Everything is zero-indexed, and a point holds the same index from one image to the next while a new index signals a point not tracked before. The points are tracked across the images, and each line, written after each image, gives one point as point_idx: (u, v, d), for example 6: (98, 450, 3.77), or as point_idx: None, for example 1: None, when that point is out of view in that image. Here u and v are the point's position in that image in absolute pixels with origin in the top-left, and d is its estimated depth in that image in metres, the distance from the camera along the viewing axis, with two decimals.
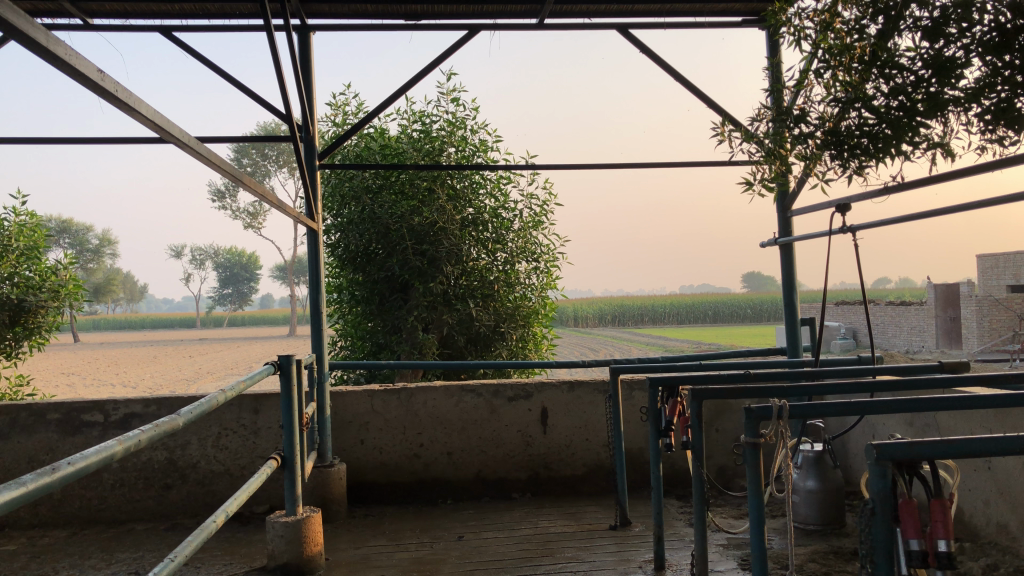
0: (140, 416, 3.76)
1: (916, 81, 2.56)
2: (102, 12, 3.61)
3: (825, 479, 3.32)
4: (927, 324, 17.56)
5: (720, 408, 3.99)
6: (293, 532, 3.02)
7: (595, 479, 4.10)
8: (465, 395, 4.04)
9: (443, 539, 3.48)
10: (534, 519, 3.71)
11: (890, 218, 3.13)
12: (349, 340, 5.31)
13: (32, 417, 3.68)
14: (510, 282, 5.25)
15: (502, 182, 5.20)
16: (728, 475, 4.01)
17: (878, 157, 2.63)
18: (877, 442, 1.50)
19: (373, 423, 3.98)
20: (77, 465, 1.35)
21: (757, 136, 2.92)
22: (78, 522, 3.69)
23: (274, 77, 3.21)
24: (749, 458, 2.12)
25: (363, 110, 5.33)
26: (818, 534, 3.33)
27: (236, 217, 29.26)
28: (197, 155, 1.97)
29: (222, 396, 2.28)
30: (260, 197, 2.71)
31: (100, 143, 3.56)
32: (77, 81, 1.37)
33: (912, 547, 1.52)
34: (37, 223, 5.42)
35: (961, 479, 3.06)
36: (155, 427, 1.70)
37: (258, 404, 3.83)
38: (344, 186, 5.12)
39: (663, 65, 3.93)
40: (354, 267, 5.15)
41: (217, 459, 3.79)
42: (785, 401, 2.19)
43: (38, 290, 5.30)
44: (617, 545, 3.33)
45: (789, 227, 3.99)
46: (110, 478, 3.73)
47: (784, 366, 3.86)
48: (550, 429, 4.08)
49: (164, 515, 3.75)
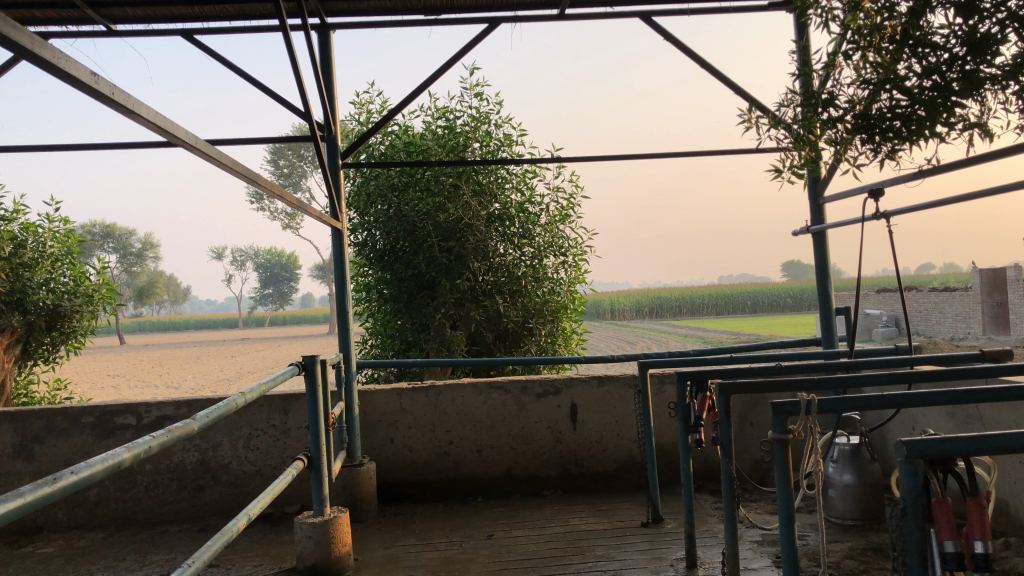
0: (171, 418, 3.79)
1: (951, 59, 2.47)
2: (125, 18, 3.63)
3: (862, 473, 3.24)
4: (972, 309, 17.12)
5: (753, 401, 3.91)
6: (320, 532, 3.01)
7: (628, 475, 4.05)
8: (493, 391, 4.00)
9: (473, 538, 3.45)
10: (565, 517, 3.66)
11: (924, 203, 3.02)
12: (378, 338, 5.33)
13: (66, 420, 3.72)
14: (538, 277, 5.21)
15: (528, 176, 5.16)
16: (763, 469, 3.93)
17: (912, 140, 2.53)
18: (907, 437, 1.43)
19: (403, 421, 3.96)
20: (81, 474, 1.32)
21: (786, 122, 2.83)
22: (114, 524, 3.73)
23: (292, 76, 3.20)
24: (778, 455, 2.04)
25: (387, 107, 5.30)
26: (856, 530, 3.23)
27: (274, 217, 29.39)
28: (208, 158, 1.96)
29: (242, 398, 2.26)
30: (280, 198, 2.69)
31: (126, 149, 3.58)
32: (70, 84, 1.35)
33: (948, 549, 1.43)
34: (72, 230, 5.46)
35: (1005, 471, 2.95)
36: (167, 432, 1.68)
37: (288, 404, 3.83)
38: (370, 185, 5.11)
39: (687, 52, 3.84)
40: (382, 264, 5.14)
41: (249, 460, 3.80)
42: (814, 395, 2.10)
43: (73, 296, 5.41)
44: (649, 543, 3.27)
45: (821, 214, 3.89)
46: (144, 480, 3.75)
47: (819, 357, 3.76)
48: (580, 425, 4.03)
49: (198, 516, 3.77)
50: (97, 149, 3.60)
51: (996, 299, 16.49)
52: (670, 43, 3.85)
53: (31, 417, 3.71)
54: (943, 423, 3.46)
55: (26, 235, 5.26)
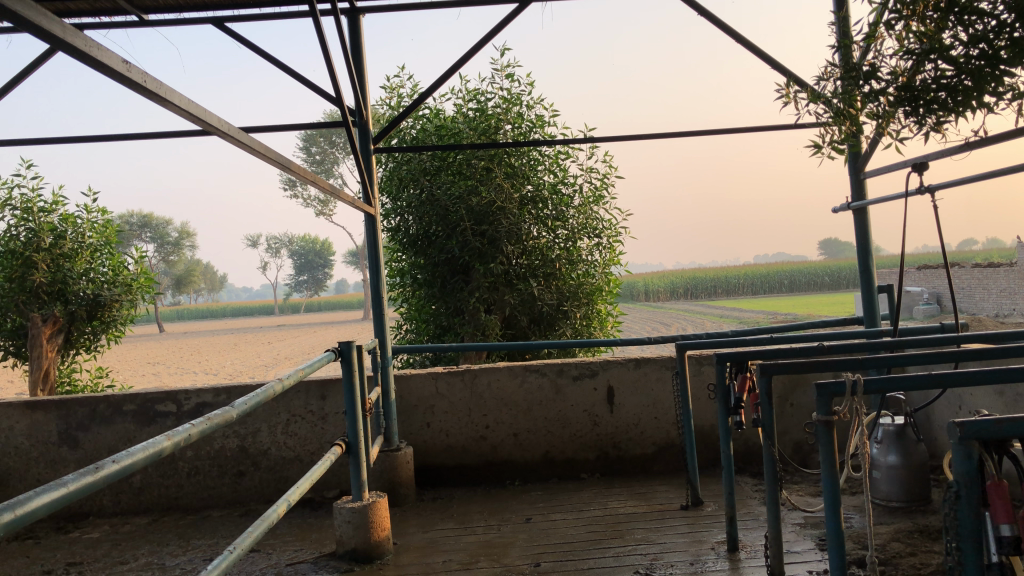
0: (211, 405, 3.82)
1: (998, 26, 2.36)
2: (156, 7, 3.64)
3: (907, 454, 3.16)
4: (1016, 286, 16.71)
5: (793, 382, 3.84)
6: (360, 517, 3.02)
7: (666, 458, 4.01)
8: (529, 374, 3.98)
9: (511, 521, 3.44)
10: (603, 500, 3.64)
11: (971, 177, 2.93)
12: (414, 323, 5.34)
13: (109, 408, 3.77)
14: (572, 259, 5.17)
15: (561, 157, 5.11)
16: (804, 450, 3.87)
17: (958, 111, 2.46)
18: (960, 420, 1.39)
19: (439, 406, 3.95)
20: (122, 463, 1.31)
21: (825, 96, 2.76)
22: (158, 509, 3.78)
23: (323, 61, 3.18)
24: (823, 437, 2.00)
25: (418, 91, 5.28)
26: (902, 512, 3.17)
27: (308, 204, 29.56)
28: (242, 146, 1.94)
29: (280, 384, 2.26)
30: (314, 184, 2.68)
31: (161, 138, 3.60)
32: (103, 73, 1.33)
33: (1004, 534, 1.39)
34: (110, 221, 5.51)
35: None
36: (206, 421, 1.68)
37: (325, 390, 3.84)
38: (402, 169, 5.10)
39: (723, 27, 3.76)
40: (415, 249, 5.15)
41: (288, 446, 3.83)
42: (860, 375, 2.05)
43: (113, 285, 5.47)
44: (688, 526, 3.23)
45: (862, 190, 3.79)
46: (186, 466, 3.80)
47: (861, 336, 3.69)
48: (616, 408, 4.00)
49: (239, 501, 3.81)
50: (133, 139, 3.62)
51: None
52: (705, 18, 3.77)
53: (75, 405, 3.77)
54: (990, 402, 3.37)
55: (65, 226, 5.32)
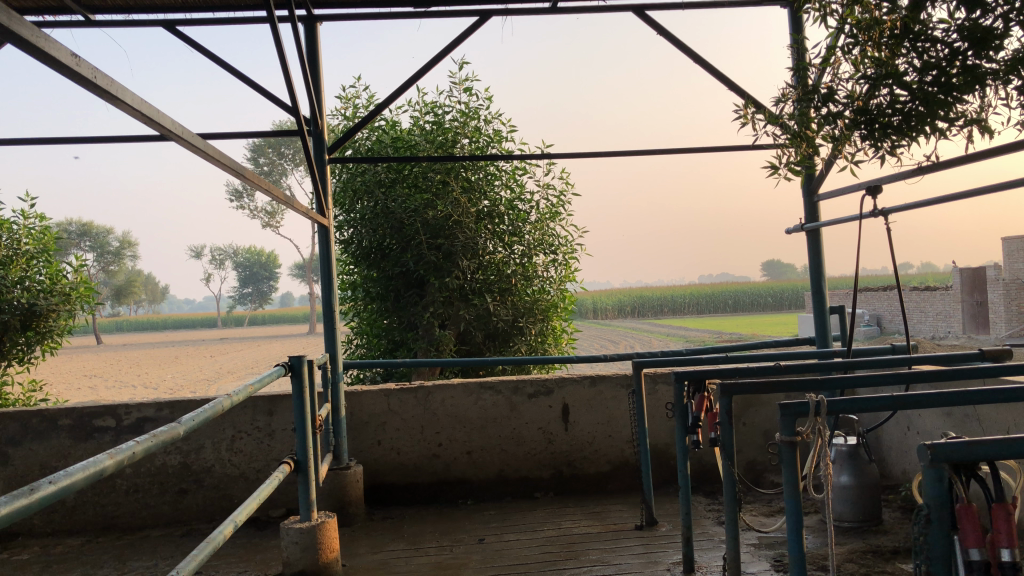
0: (153, 420, 3.67)
1: (952, 53, 2.37)
2: (104, 7, 3.52)
3: (859, 475, 3.19)
4: (952, 309, 17.21)
5: (749, 401, 3.86)
6: (309, 538, 2.92)
7: (620, 476, 3.99)
8: (484, 392, 3.92)
9: (464, 542, 3.37)
10: (558, 520, 3.59)
11: (924, 200, 2.98)
12: (365, 338, 5.22)
13: (44, 423, 3.60)
14: (528, 275, 5.14)
15: (518, 173, 5.08)
16: (758, 470, 3.88)
17: (911, 135, 2.43)
18: (931, 442, 1.36)
19: (391, 423, 3.86)
20: (59, 485, 1.22)
21: (782, 118, 2.73)
22: (93, 529, 3.61)
23: (279, 68, 3.10)
24: (787, 457, 1.97)
25: (374, 102, 5.21)
26: (854, 532, 3.19)
27: (254, 215, 29.07)
28: (196, 150, 1.86)
29: (229, 400, 2.16)
30: (267, 193, 2.60)
31: (107, 142, 3.47)
32: (51, 68, 1.25)
33: (973, 558, 1.36)
34: (48, 227, 5.33)
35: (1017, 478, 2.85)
36: (151, 439, 1.58)
37: (273, 405, 3.73)
38: (356, 181, 5.01)
39: (682, 48, 3.79)
40: (368, 262, 5.06)
41: (232, 463, 3.70)
42: (822, 395, 2.04)
43: (50, 294, 5.26)
44: (644, 546, 3.20)
45: (816, 212, 3.84)
46: (125, 484, 3.64)
47: (814, 356, 3.72)
48: (572, 426, 3.96)
49: (180, 521, 3.67)
50: (78, 143, 3.48)
51: (976, 298, 16.64)
52: (664, 38, 3.78)
53: (6, 420, 3.59)
54: (938, 422, 3.42)
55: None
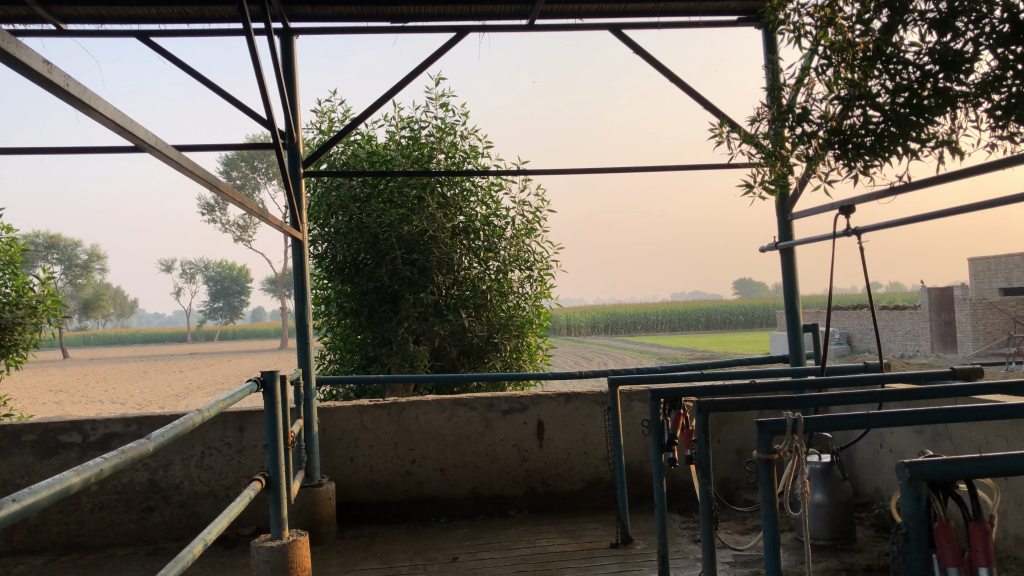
0: (119, 436, 3.60)
1: (923, 76, 2.39)
2: (76, 17, 3.47)
3: (833, 492, 3.19)
4: (920, 328, 17.47)
5: (723, 419, 3.88)
6: (278, 557, 2.87)
7: (594, 494, 3.97)
8: (458, 408, 3.89)
9: (437, 561, 3.33)
10: (532, 538, 3.56)
11: (896, 220, 3.02)
12: (338, 353, 5.17)
13: (7, 438, 3.51)
14: (503, 290, 5.13)
15: (493, 189, 5.08)
16: (731, 488, 3.88)
17: (883, 156, 2.45)
18: (910, 460, 1.35)
19: (364, 439, 3.82)
20: (23, 502, 1.18)
21: (757, 137, 2.75)
22: (56, 548, 3.52)
23: (255, 80, 3.07)
24: (763, 476, 1.97)
25: (349, 116, 5.18)
26: (828, 550, 3.19)
27: (226, 229, 28.75)
28: (170, 162, 1.83)
29: (199, 416, 2.12)
30: (240, 206, 2.57)
31: (78, 153, 3.41)
32: (21, 75, 1.22)
33: None
34: (14, 239, 5.22)
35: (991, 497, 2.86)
36: (121, 455, 1.55)
37: (244, 421, 3.67)
38: (331, 195, 4.98)
39: (658, 67, 3.82)
40: (342, 277, 5.01)
41: (201, 480, 3.63)
42: (798, 413, 2.04)
43: (15, 307, 5.15)
44: (619, 565, 3.18)
45: (789, 231, 3.87)
46: (90, 501, 3.56)
47: (787, 374, 3.73)
48: (546, 443, 3.94)
49: (146, 539, 3.59)
50: (46, 153, 3.42)
51: (944, 317, 16.91)
52: (640, 57, 3.81)
53: None
54: (910, 441, 3.45)
55: None
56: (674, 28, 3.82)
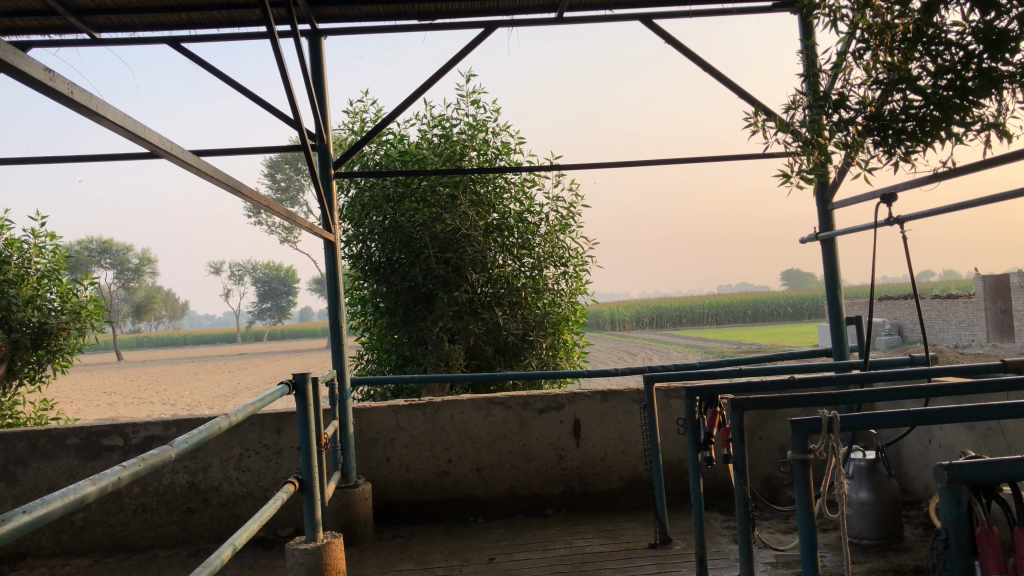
0: (160, 439, 3.64)
1: (966, 57, 2.28)
2: (109, 26, 3.51)
3: (879, 490, 3.08)
4: (975, 317, 17.00)
5: (763, 415, 3.78)
6: (313, 558, 2.87)
7: (633, 493, 3.91)
8: (494, 408, 3.86)
9: (473, 561, 3.30)
10: (569, 538, 3.52)
11: (939, 208, 2.91)
12: (375, 353, 5.18)
13: (52, 442, 3.57)
14: (538, 288, 5.08)
15: (526, 185, 5.03)
16: (773, 486, 3.80)
17: (925, 141, 2.33)
18: (949, 462, 1.26)
19: (400, 439, 3.81)
20: (34, 514, 1.17)
21: (793, 126, 2.63)
22: (101, 549, 3.58)
23: (280, 82, 3.07)
24: (799, 477, 1.88)
25: (381, 116, 5.18)
26: (874, 550, 3.09)
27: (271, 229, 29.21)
28: (188, 166, 1.82)
29: (226, 420, 2.11)
30: (268, 208, 2.57)
31: (112, 160, 3.45)
32: (23, 83, 1.21)
33: None
34: (59, 246, 5.34)
35: None
36: (140, 462, 1.54)
37: (281, 423, 3.69)
38: (365, 196, 4.98)
39: (690, 56, 3.74)
40: (378, 277, 5.02)
41: (240, 481, 3.65)
42: (835, 411, 1.95)
43: (60, 313, 5.25)
44: (657, 565, 3.12)
45: (830, 220, 3.76)
46: (132, 503, 3.60)
47: (830, 369, 3.63)
48: (583, 442, 3.89)
49: (188, 540, 3.62)
50: (82, 161, 3.47)
51: (1000, 306, 16.40)
52: (672, 46, 3.73)
53: (13, 440, 3.56)
54: (959, 437, 3.32)
55: (11, 251, 5.14)
56: (707, 16, 3.74)
